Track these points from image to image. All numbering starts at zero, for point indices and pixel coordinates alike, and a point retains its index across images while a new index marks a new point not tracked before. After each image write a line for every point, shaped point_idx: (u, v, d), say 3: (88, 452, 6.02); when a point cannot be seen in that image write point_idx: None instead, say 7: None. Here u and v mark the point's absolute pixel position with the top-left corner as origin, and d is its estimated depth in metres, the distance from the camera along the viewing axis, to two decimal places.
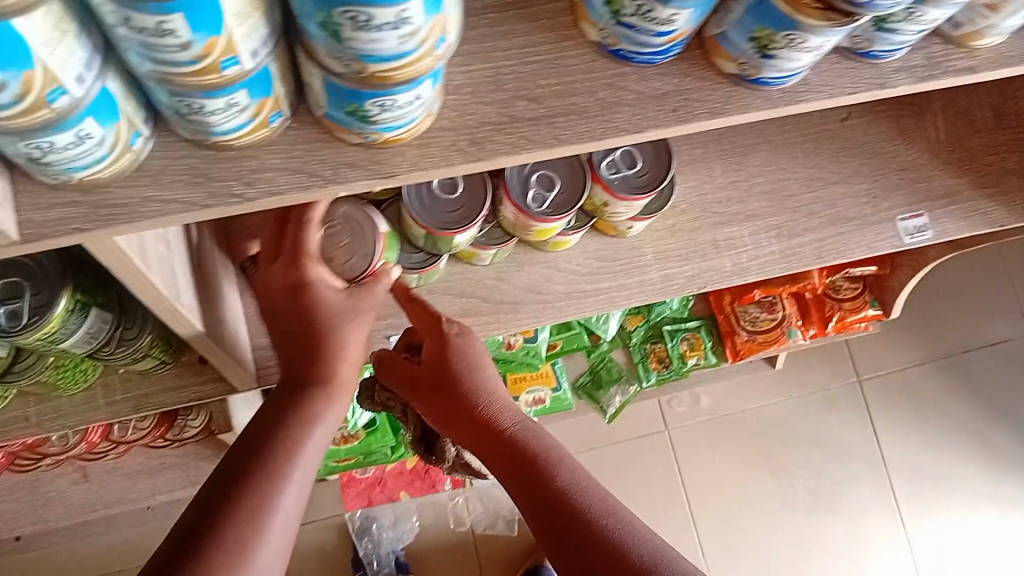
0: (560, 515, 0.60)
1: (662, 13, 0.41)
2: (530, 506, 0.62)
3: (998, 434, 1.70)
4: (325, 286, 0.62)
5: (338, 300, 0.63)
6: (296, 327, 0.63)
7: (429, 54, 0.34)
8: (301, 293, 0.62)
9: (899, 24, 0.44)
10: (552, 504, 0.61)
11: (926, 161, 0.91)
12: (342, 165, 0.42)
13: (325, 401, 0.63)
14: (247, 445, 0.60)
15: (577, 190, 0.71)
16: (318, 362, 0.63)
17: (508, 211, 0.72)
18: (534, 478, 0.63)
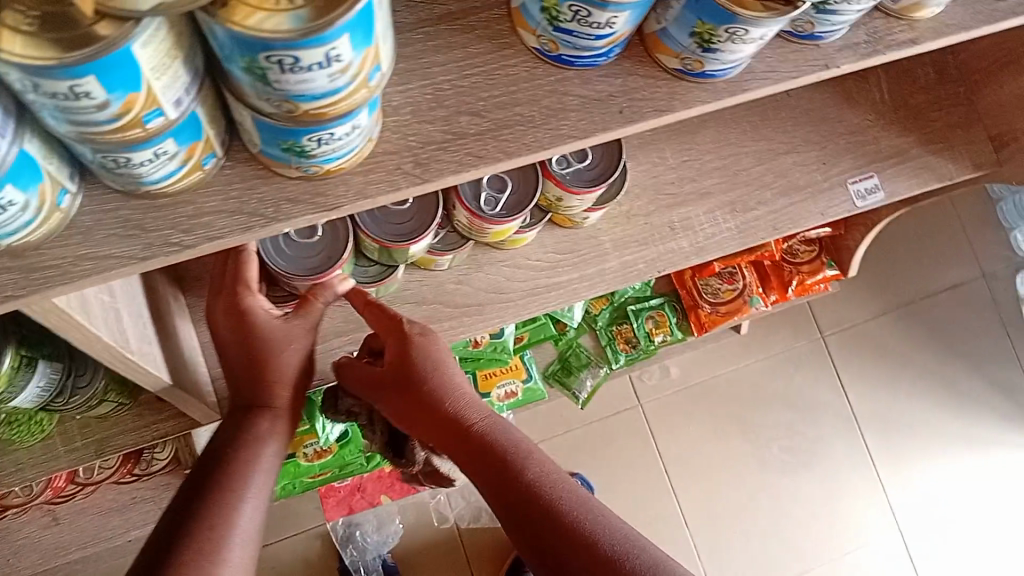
0: (541, 524, 0.58)
1: (601, 17, 0.39)
2: (509, 511, 0.60)
3: (959, 376, 1.74)
4: (262, 313, 0.61)
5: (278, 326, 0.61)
6: (240, 355, 0.62)
7: (364, 86, 0.33)
8: (239, 323, 0.61)
9: (839, 5, 0.44)
10: (532, 511, 0.59)
11: (871, 123, 0.92)
12: (284, 201, 0.41)
13: (275, 421, 0.63)
14: (201, 472, 0.59)
15: (529, 189, 0.70)
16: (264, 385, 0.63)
17: (461, 216, 0.70)
18: (510, 483, 0.60)
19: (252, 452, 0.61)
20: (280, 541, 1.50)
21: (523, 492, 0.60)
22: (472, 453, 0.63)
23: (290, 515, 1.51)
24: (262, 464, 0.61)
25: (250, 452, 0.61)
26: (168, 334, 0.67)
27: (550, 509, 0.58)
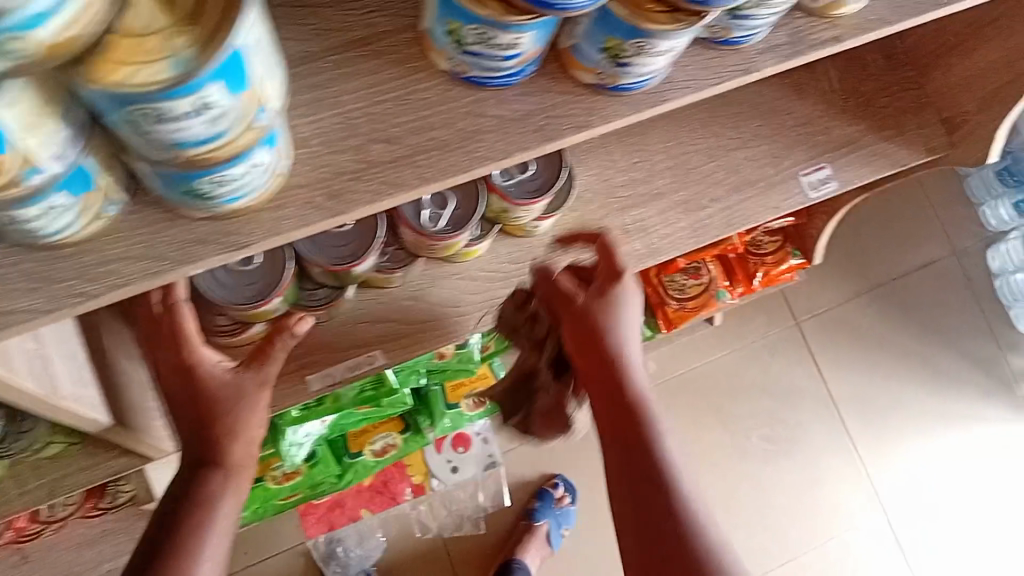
0: (665, 549, 0.54)
1: (504, 38, 0.39)
2: (635, 519, 0.56)
3: (936, 355, 1.74)
4: (209, 366, 0.62)
5: (227, 379, 0.62)
6: (192, 411, 0.61)
7: (250, 127, 0.32)
8: (188, 378, 0.62)
9: (751, 10, 0.43)
10: (661, 530, 0.55)
11: (821, 113, 0.91)
12: (192, 243, 0.40)
13: (227, 480, 0.61)
14: (156, 537, 0.58)
15: (472, 203, 0.69)
16: (214, 442, 0.61)
17: (407, 235, 0.69)
18: (653, 495, 0.56)
19: (204, 516, 0.59)
20: (262, 561, 1.48)
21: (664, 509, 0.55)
22: (627, 443, 0.58)
23: (272, 536, 1.50)
24: (217, 527, 0.59)
25: (201, 517, 0.59)
26: None
27: (684, 539, 0.54)
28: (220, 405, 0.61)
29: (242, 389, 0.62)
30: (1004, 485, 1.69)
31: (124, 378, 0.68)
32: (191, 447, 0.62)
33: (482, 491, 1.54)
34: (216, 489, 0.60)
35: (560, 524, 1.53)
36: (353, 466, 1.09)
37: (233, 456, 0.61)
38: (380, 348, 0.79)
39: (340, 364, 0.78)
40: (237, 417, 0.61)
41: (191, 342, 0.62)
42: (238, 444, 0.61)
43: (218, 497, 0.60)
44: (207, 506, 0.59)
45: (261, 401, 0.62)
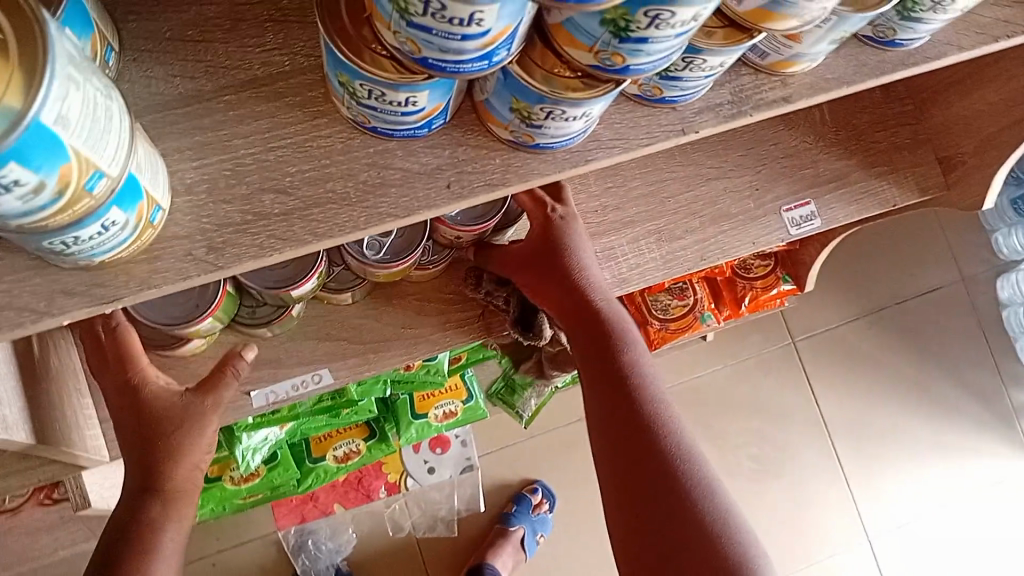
0: (654, 485, 0.55)
1: (397, 96, 0.36)
2: (624, 462, 0.57)
3: (936, 384, 1.70)
4: (156, 386, 0.60)
5: (175, 400, 0.59)
6: (137, 432, 0.58)
7: (85, 195, 0.30)
8: (133, 400, 0.59)
9: (681, 72, 0.39)
10: (645, 467, 0.56)
11: (810, 145, 0.87)
12: (59, 294, 0.37)
13: (171, 504, 0.57)
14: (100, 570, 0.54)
15: (416, 232, 0.66)
16: (157, 464, 0.57)
17: (351, 263, 0.67)
18: (641, 435, 0.57)
19: (148, 543, 0.55)
20: (233, 548, 1.45)
21: (652, 447, 0.57)
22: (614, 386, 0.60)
23: (245, 522, 1.46)
24: (163, 556, 0.55)
25: (144, 544, 0.55)
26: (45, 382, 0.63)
27: (673, 474, 0.56)
28: (166, 426, 0.58)
29: (190, 410, 0.59)
30: (996, 523, 1.65)
31: (60, 386, 0.65)
32: (133, 472, 0.58)
33: (457, 493, 1.50)
34: (159, 515, 0.56)
35: (536, 530, 1.49)
36: (314, 470, 1.08)
37: (177, 481, 0.58)
38: (327, 366, 0.74)
39: (286, 379, 0.73)
40: (185, 440, 0.58)
41: (138, 360, 0.60)
42: (184, 467, 0.58)
43: (163, 525, 0.56)
44: (151, 532, 0.56)
45: (210, 426, 0.60)
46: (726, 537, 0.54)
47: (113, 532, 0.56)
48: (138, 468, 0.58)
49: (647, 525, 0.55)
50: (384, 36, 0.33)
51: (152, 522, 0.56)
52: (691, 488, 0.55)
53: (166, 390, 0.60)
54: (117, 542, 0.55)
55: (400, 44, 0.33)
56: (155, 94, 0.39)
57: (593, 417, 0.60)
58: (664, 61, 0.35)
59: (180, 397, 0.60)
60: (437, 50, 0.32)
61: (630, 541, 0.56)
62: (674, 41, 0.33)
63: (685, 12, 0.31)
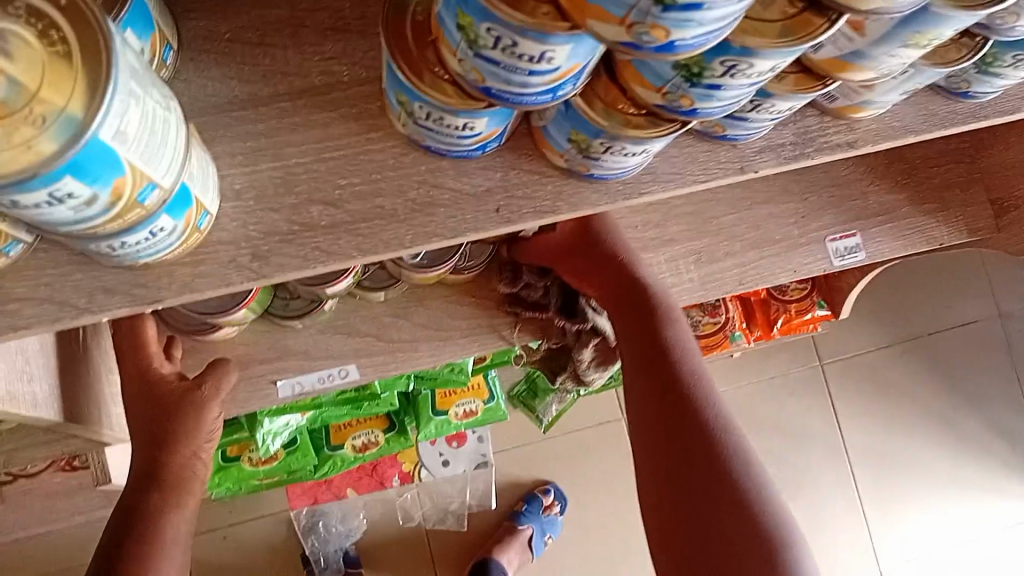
0: (690, 459, 0.56)
1: (455, 121, 0.35)
2: (660, 440, 0.57)
3: (963, 418, 1.67)
4: (160, 374, 0.58)
5: (176, 386, 0.57)
6: (141, 422, 0.57)
7: (137, 206, 0.29)
8: (138, 388, 0.58)
9: (747, 114, 0.38)
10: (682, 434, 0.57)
11: (861, 175, 0.85)
12: (100, 291, 0.37)
13: (175, 493, 0.55)
14: (98, 561, 0.51)
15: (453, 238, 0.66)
16: (160, 452, 0.55)
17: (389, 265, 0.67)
18: (683, 420, 0.57)
19: (150, 530, 0.52)
20: (245, 522, 1.46)
21: (690, 425, 0.57)
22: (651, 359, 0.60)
23: (260, 497, 1.47)
24: (167, 543, 0.52)
25: (145, 531, 0.52)
26: (82, 359, 0.64)
27: (710, 454, 0.55)
28: (168, 414, 0.56)
29: (189, 396, 0.57)
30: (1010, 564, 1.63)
31: (94, 365, 0.66)
32: (137, 463, 0.56)
33: (471, 487, 1.49)
34: (161, 502, 0.54)
35: (545, 531, 1.49)
36: (332, 458, 1.08)
37: (179, 470, 0.56)
38: (354, 361, 0.73)
39: (314, 371, 0.72)
40: (185, 426, 0.56)
41: (151, 350, 0.59)
42: (187, 454, 0.56)
43: (163, 516, 0.53)
44: (153, 519, 0.53)
45: (212, 412, 0.57)
46: (761, 521, 0.53)
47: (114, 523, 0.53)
48: (141, 460, 0.56)
49: (680, 504, 0.55)
50: (449, 62, 0.32)
51: (152, 509, 0.53)
52: (727, 470, 0.55)
53: (172, 376, 0.58)
54: (120, 530, 0.52)
55: (465, 72, 0.32)
56: (211, 96, 0.39)
57: (630, 391, 0.61)
58: (732, 105, 0.34)
59: (184, 386, 0.58)
60: (502, 81, 0.31)
61: (664, 521, 0.56)
62: (746, 89, 0.32)
63: (763, 64, 0.30)
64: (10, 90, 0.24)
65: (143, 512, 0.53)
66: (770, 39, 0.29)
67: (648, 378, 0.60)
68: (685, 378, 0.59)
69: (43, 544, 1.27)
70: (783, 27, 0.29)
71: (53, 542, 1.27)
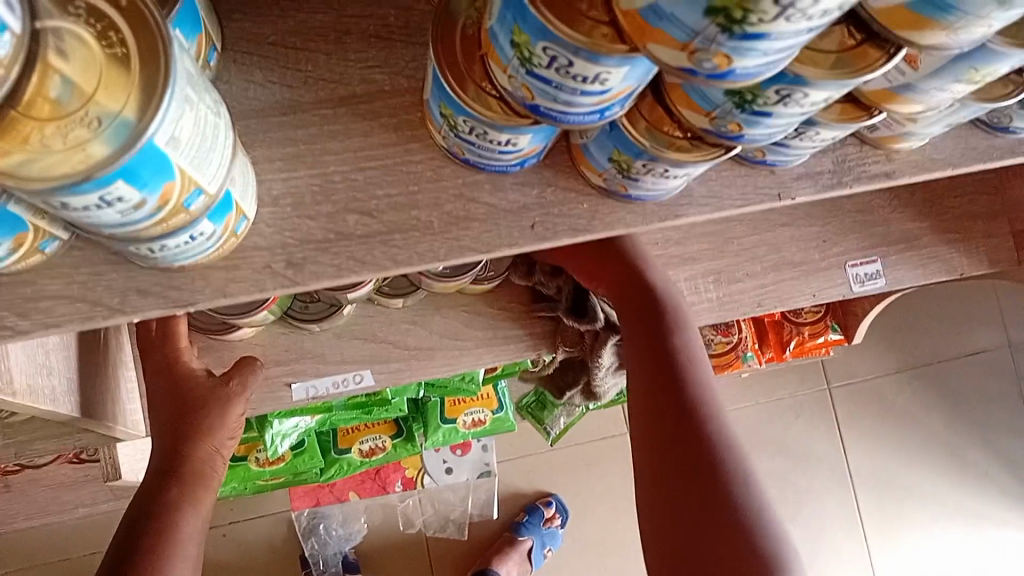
0: (687, 470, 0.54)
1: (499, 136, 0.35)
2: (662, 447, 0.56)
3: (970, 447, 1.66)
4: (189, 367, 0.58)
5: (203, 381, 0.57)
6: (165, 414, 0.57)
7: (182, 211, 0.29)
8: (167, 378, 0.58)
9: (790, 141, 0.38)
10: (682, 443, 0.55)
11: (884, 203, 0.85)
12: (133, 292, 0.37)
13: (194, 487, 0.54)
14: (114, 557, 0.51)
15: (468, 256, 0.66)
16: (184, 444, 0.55)
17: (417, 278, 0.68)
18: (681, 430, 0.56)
19: (167, 523, 0.52)
20: (246, 521, 1.46)
21: (695, 433, 0.55)
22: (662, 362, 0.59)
23: (262, 497, 1.47)
24: (181, 539, 0.52)
25: (164, 522, 0.52)
26: (101, 356, 0.64)
27: (714, 463, 0.54)
28: (193, 406, 0.56)
29: (215, 390, 0.57)
30: None
31: (112, 363, 0.66)
32: (157, 457, 0.56)
33: (472, 497, 1.48)
34: (180, 495, 0.53)
35: (545, 544, 1.47)
36: (338, 461, 1.08)
37: (199, 464, 0.56)
38: (369, 367, 0.72)
39: (329, 375, 0.72)
40: (210, 419, 0.56)
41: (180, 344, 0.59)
42: (209, 449, 0.56)
43: (180, 511, 0.53)
44: (172, 511, 0.53)
45: (238, 408, 0.57)
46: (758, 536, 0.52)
47: (133, 509, 0.53)
48: (162, 451, 0.56)
49: (680, 513, 0.53)
50: (497, 77, 0.32)
51: (174, 500, 0.53)
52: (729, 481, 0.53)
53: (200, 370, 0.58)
54: (137, 521, 0.52)
55: (514, 88, 0.31)
56: (252, 99, 0.39)
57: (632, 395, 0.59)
58: (778, 133, 0.34)
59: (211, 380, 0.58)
60: (551, 100, 0.31)
61: (663, 530, 0.54)
62: (795, 118, 0.32)
63: (817, 94, 0.30)
64: (65, 91, 0.24)
65: (165, 505, 0.53)
66: (825, 70, 0.29)
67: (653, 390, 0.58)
68: (691, 384, 0.57)
69: (44, 534, 1.27)
70: (839, 58, 0.29)
71: (54, 533, 1.27)
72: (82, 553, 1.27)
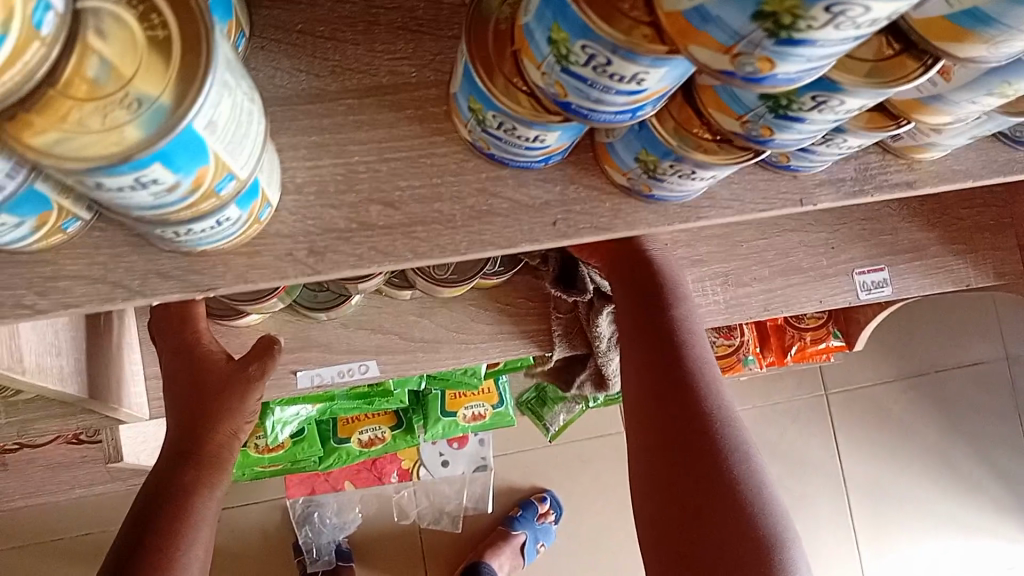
0: (689, 475, 0.53)
1: (527, 132, 0.35)
2: (659, 436, 0.55)
3: (964, 457, 1.67)
4: (207, 352, 0.58)
5: (224, 367, 0.57)
6: (184, 396, 0.57)
7: (212, 195, 0.29)
8: (186, 360, 0.58)
9: (816, 147, 0.38)
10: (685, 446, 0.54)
11: (893, 212, 0.85)
12: (153, 275, 0.37)
13: (210, 470, 0.55)
14: (131, 538, 0.51)
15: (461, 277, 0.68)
16: (203, 428, 0.55)
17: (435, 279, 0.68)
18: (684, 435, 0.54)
19: (183, 506, 0.52)
20: (239, 507, 1.45)
21: (693, 422, 0.55)
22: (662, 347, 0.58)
23: (256, 483, 1.46)
24: (198, 522, 0.52)
25: (180, 504, 0.52)
26: (108, 338, 0.63)
27: (713, 454, 0.53)
28: (213, 389, 0.56)
29: (235, 375, 0.57)
30: None
31: (118, 345, 0.65)
32: (174, 439, 0.56)
33: (467, 491, 1.49)
34: (196, 479, 0.54)
35: (537, 540, 1.48)
36: (337, 450, 1.08)
37: (218, 447, 0.56)
38: (375, 357, 0.72)
39: (334, 365, 0.72)
40: (229, 403, 0.56)
41: (199, 325, 0.59)
42: (227, 433, 0.56)
43: (196, 494, 0.53)
44: (188, 493, 0.53)
45: (258, 394, 0.57)
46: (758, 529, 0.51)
47: (150, 491, 0.53)
48: (179, 435, 0.56)
49: (679, 503, 0.53)
50: (530, 73, 0.32)
51: (190, 483, 0.53)
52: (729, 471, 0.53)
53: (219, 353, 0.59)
54: (152, 504, 0.52)
55: (546, 85, 0.31)
56: (279, 86, 0.39)
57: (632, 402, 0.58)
58: (807, 139, 0.34)
59: (230, 364, 0.58)
60: (585, 98, 0.31)
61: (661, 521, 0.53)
62: (826, 125, 0.32)
63: (853, 102, 0.30)
64: (102, 72, 0.24)
65: (179, 489, 0.53)
66: (862, 78, 0.29)
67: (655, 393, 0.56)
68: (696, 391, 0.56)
69: (36, 513, 1.27)
70: (874, 68, 0.29)
71: (46, 513, 1.26)
72: (76, 533, 1.27)
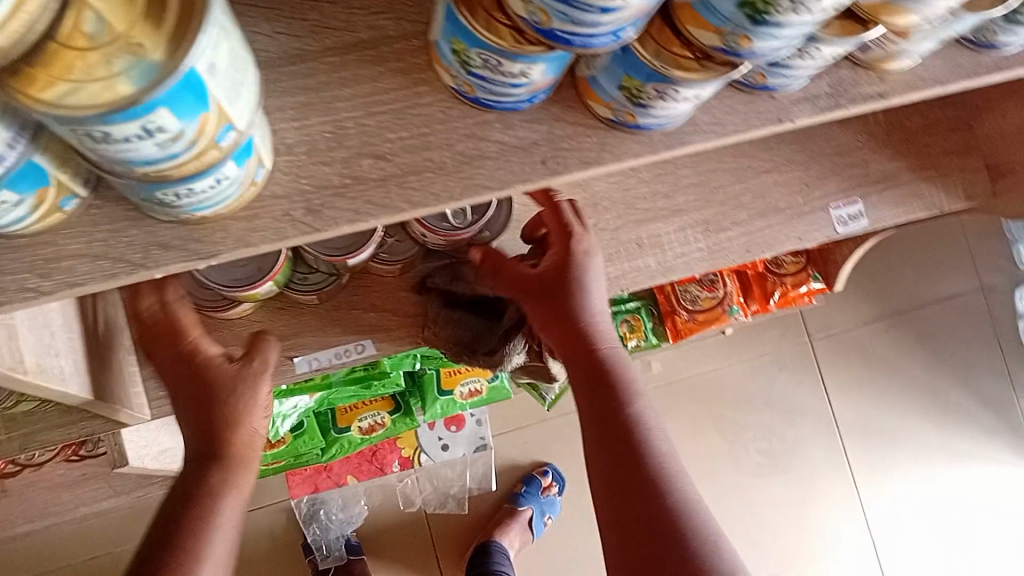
0: (645, 495, 0.55)
1: (513, 67, 0.36)
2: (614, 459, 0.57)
3: (948, 387, 1.74)
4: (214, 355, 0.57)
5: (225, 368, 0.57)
6: (191, 404, 0.56)
7: (214, 147, 0.29)
8: (190, 370, 0.56)
9: (793, 60, 0.39)
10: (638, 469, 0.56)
11: (862, 144, 0.87)
12: (156, 247, 0.37)
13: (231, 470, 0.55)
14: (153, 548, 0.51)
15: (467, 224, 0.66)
16: (217, 429, 0.55)
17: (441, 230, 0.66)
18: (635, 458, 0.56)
19: (207, 509, 0.53)
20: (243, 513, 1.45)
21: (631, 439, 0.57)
22: (587, 371, 0.59)
23: (258, 488, 1.46)
24: (221, 523, 0.53)
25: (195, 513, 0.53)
26: (103, 338, 0.63)
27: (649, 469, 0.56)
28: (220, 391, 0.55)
29: (243, 375, 0.56)
30: (994, 529, 1.71)
31: (114, 345, 0.65)
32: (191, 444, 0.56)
33: (469, 472, 1.50)
34: (222, 479, 0.54)
35: (544, 511, 1.50)
36: (338, 441, 1.07)
37: (238, 447, 0.56)
38: (370, 338, 0.73)
39: (330, 348, 0.72)
40: (242, 405, 0.56)
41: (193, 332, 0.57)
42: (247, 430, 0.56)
43: (219, 496, 0.54)
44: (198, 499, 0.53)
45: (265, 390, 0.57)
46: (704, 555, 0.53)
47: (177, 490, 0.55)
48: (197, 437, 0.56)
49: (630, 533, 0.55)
50: (511, 4, 0.32)
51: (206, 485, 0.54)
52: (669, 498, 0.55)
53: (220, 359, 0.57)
54: (176, 507, 0.53)
55: (528, 14, 0.32)
56: (260, 51, 0.39)
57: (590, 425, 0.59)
58: (784, 47, 0.35)
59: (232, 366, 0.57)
60: (569, 22, 0.31)
61: (610, 543, 0.56)
62: (804, 28, 0.33)
63: None
64: (98, 27, 0.24)
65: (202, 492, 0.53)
66: None
67: (605, 417, 0.58)
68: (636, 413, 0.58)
69: (40, 538, 1.26)
70: None
71: (53, 537, 1.26)
72: (84, 555, 1.26)
